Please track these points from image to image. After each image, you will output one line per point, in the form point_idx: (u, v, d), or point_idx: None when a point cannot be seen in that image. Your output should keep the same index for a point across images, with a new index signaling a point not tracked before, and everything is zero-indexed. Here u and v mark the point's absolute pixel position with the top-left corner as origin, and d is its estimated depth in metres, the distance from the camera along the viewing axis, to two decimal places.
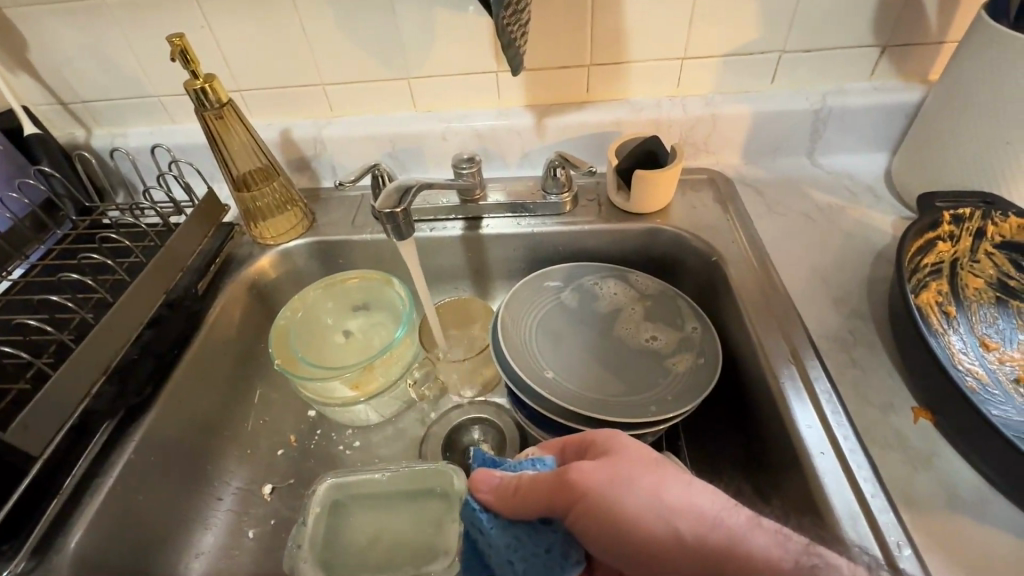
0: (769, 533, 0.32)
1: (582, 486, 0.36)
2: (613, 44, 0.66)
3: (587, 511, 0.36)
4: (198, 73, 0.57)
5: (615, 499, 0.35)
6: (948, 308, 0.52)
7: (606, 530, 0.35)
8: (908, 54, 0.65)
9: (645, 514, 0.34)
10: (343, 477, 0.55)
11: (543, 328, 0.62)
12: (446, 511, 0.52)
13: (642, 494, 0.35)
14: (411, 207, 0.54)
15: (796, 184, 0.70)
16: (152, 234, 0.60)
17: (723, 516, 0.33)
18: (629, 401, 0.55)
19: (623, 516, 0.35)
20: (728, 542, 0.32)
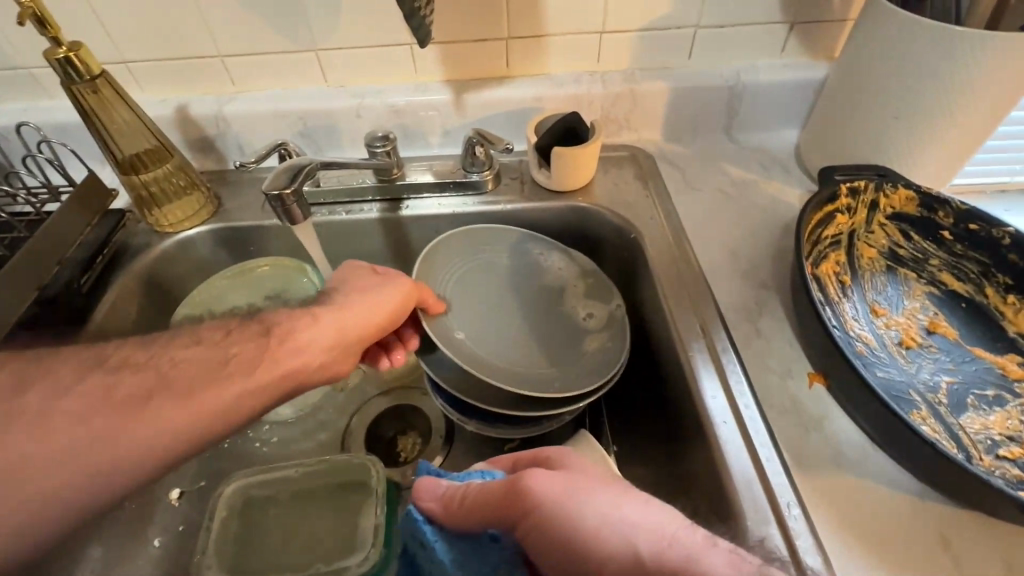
0: (725, 554, 0.29)
1: (534, 496, 0.35)
2: (529, 16, 0.63)
3: (534, 524, 0.35)
4: (61, 40, 0.51)
5: (568, 508, 0.34)
6: (845, 277, 0.54)
7: (557, 544, 0.33)
8: (814, 32, 0.67)
9: (593, 531, 0.33)
10: (252, 476, 0.52)
11: (460, 289, 0.60)
12: (366, 502, 0.50)
13: (597, 506, 0.34)
14: (303, 188, 0.50)
15: (714, 160, 0.72)
16: (20, 225, 0.54)
17: (679, 535, 0.31)
18: (538, 375, 0.54)
19: (575, 528, 0.33)
20: (683, 561, 0.29)
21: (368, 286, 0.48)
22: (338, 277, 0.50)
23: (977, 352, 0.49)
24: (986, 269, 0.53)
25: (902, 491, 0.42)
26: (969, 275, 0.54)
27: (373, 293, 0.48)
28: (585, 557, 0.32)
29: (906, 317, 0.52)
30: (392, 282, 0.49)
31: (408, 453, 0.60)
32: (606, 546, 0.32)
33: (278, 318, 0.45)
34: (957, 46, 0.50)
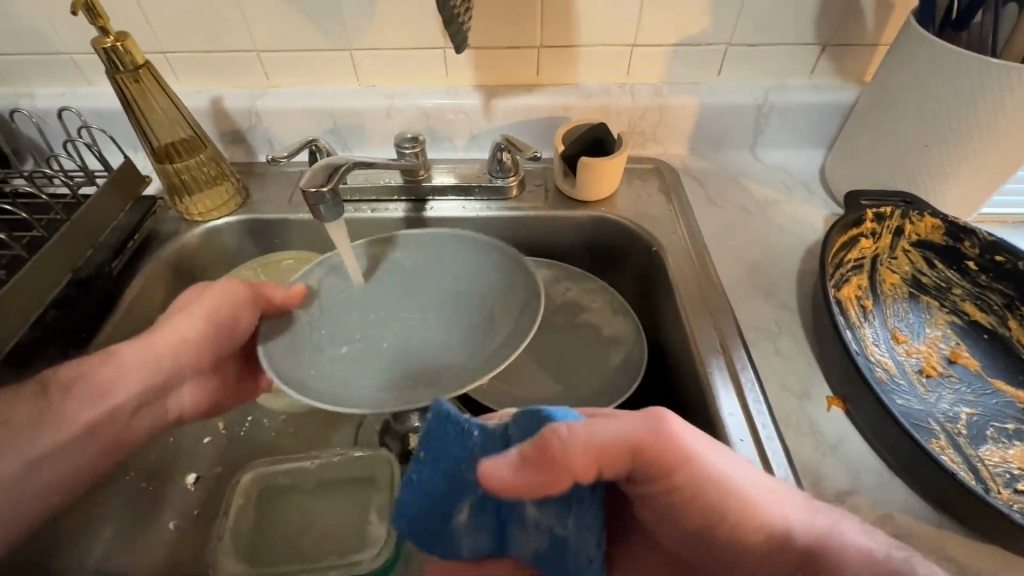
0: (852, 527, 0.35)
1: (682, 451, 0.32)
2: (562, 26, 0.64)
3: (677, 485, 0.33)
4: (108, 30, 0.52)
5: (712, 467, 0.33)
6: (866, 301, 0.54)
7: (689, 504, 0.33)
8: (845, 54, 0.67)
9: (745, 498, 0.33)
10: (266, 466, 0.53)
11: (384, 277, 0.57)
12: (377, 499, 0.51)
13: (730, 468, 0.34)
14: (340, 186, 0.51)
15: (737, 177, 0.72)
16: (57, 206, 0.55)
17: (809, 513, 0.34)
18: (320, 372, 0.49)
19: (723, 486, 0.33)
20: (823, 534, 0.33)
21: (225, 299, 0.51)
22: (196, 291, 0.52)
23: (999, 385, 0.49)
24: (1010, 301, 0.53)
25: (919, 520, 0.42)
26: (993, 306, 0.54)
27: (169, 318, 0.50)
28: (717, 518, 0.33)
29: (927, 345, 0.52)
30: (229, 291, 0.51)
31: None
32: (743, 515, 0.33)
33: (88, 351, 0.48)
34: (990, 78, 0.50)
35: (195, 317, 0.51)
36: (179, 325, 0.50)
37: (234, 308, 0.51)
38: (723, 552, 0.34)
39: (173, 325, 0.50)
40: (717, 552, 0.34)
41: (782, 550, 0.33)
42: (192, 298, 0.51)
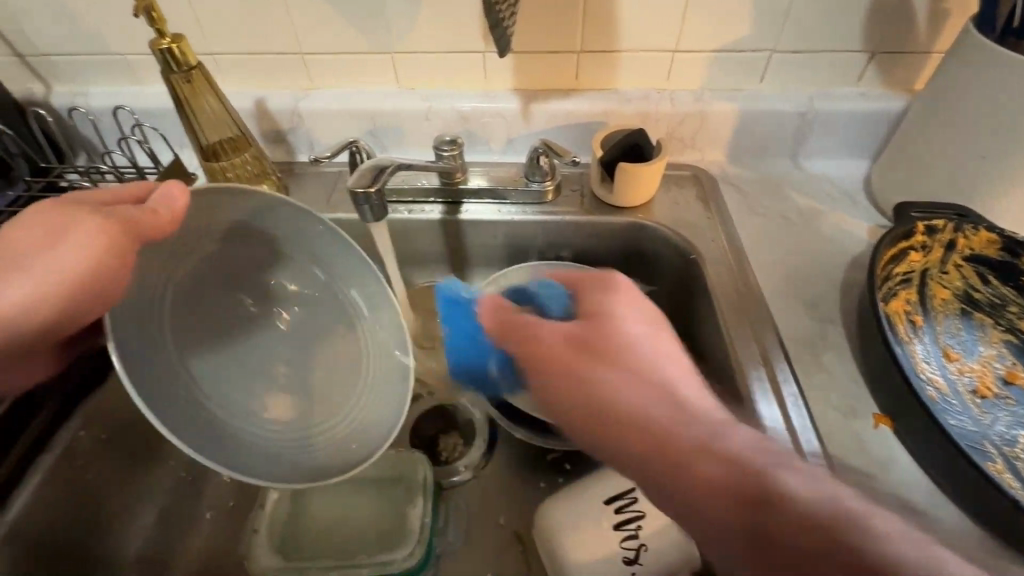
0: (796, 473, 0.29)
1: (606, 325, 0.37)
2: (604, 31, 0.64)
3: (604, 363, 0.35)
4: (165, 32, 0.54)
5: (636, 350, 0.35)
6: (916, 317, 0.53)
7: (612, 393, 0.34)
8: (895, 62, 0.65)
9: (655, 388, 0.33)
10: None
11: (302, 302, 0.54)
12: (411, 499, 0.51)
13: (667, 364, 0.35)
14: (385, 187, 0.53)
15: (777, 186, 0.70)
16: None
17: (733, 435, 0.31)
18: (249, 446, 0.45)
19: (633, 366, 0.35)
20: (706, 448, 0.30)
21: (86, 234, 0.39)
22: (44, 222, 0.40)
23: None
24: None
25: (971, 546, 0.40)
26: None
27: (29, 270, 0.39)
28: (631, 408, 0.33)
29: (982, 364, 0.50)
30: (94, 222, 0.39)
31: (450, 454, 0.60)
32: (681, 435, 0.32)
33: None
34: None
35: (51, 250, 0.39)
36: (34, 262, 0.39)
37: (109, 252, 0.39)
38: (654, 465, 0.31)
39: (25, 257, 0.39)
40: (650, 471, 0.31)
41: (736, 502, 0.28)
42: (43, 233, 0.40)
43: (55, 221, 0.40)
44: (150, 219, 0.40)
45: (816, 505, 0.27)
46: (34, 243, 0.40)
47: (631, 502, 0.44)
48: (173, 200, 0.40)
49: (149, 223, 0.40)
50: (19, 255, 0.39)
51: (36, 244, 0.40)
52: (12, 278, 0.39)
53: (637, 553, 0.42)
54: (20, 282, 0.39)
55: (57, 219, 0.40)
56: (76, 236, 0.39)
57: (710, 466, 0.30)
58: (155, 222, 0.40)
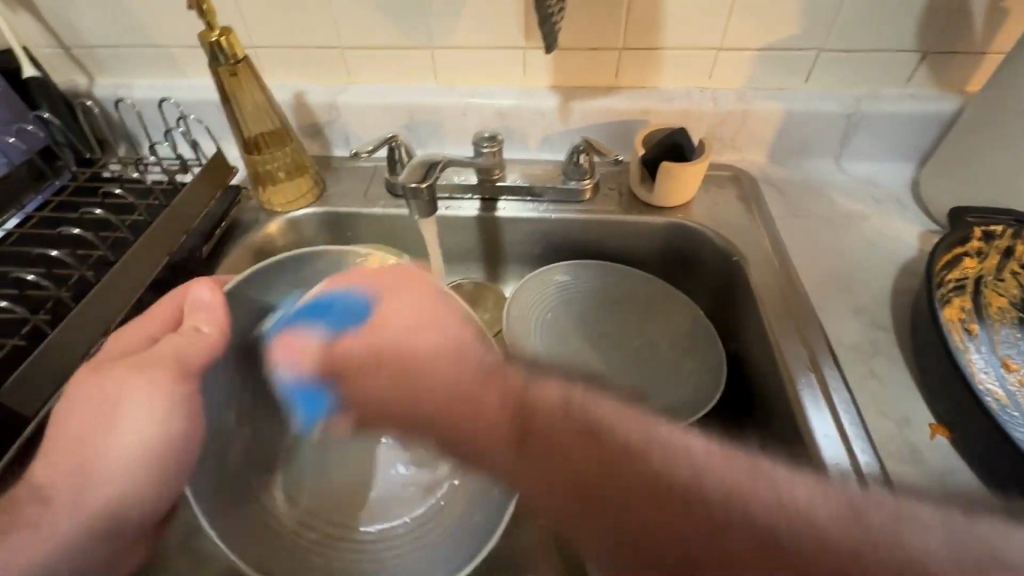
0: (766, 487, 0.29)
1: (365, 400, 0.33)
2: (648, 28, 0.63)
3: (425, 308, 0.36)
4: (214, 24, 0.54)
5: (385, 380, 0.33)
6: (971, 325, 0.51)
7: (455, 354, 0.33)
8: (949, 62, 0.64)
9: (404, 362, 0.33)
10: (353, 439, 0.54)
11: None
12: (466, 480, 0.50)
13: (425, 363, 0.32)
14: (435, 182, 0.57)
15: (821, 188, 0.69)
16: (158, 192, 0.58)
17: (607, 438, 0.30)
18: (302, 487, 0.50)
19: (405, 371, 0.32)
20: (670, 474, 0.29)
21: (150, 389, 0.38)
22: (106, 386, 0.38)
23: None
24: None
25: None
26: None
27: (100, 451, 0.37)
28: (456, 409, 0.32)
29: None
30: (145, 375, 0.38)
31: None
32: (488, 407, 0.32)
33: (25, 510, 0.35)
34: None
35: (119, 425, 0.37)
36: (103, 441, 0.37)
37: (190, 399, 0.40)
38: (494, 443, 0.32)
39: (84, 448, 0.37)
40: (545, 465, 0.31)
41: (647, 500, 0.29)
42: (92, 409, 0.37)
43: (87, 397, 0.37)
44: (195, 346, 0.42)
45: (829, 527, 0.27)
46: (76, 438, 0.37)
47: None
48: (215, 317, 0.44)
49: (205, 349, 0.42)
50: (83, 452, 0.37)
51: (89, 430, 0.37)
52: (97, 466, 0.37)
53: None
54: (104, 468, 0.37)
55: (91, 388, 0.38)
56: (129, 399, 0.38)
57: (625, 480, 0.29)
58: (205, 348, 0.42)
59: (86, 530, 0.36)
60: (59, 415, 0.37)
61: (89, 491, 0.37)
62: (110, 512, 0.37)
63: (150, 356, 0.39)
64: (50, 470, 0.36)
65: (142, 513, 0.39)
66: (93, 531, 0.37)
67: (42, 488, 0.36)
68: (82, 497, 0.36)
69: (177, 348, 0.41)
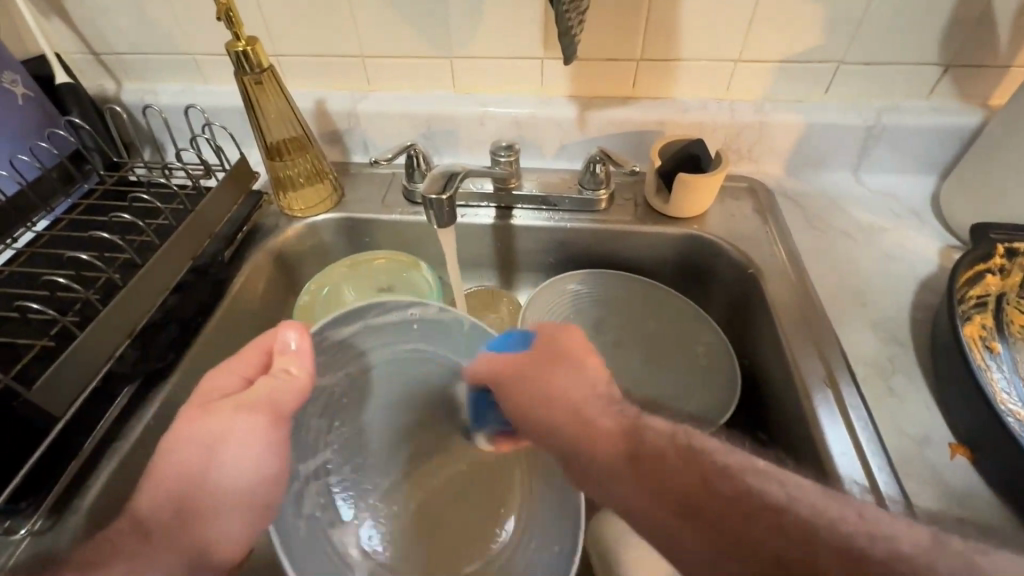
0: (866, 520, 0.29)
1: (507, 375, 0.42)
2: (666, 39, 0.63)
3: (573, 369, 0.41)
4: (241, 34, 0.55)
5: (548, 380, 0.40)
6: (992, 343, 0.51)
7: (570, 380, 0.40)
8: (970, 76, 0.63)
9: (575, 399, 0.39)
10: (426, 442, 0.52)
11: (400, 376, 0.50)
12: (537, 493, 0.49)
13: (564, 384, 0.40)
14: (454, 192, 0.58)
15: (839, 201, 0.68)
16: (182, 196, 0.60)
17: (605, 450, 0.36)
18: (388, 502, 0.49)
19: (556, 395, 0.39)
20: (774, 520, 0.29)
21: (248, 436, 0.38)
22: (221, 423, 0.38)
23: None
24: None
25: None
26: None
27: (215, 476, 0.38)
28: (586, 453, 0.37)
29: None
30: (244, 420, 0.38)
31: None
32: (602, 448, 0.36)
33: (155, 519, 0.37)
34: None
35: (217, 466, 0.38)
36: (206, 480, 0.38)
37: (282, 444, 0.39)
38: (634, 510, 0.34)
39: (186, 486, 0.37)
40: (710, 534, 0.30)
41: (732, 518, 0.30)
42: (198, 450, 0.37)
43: (196, 437, 0.38)
44: (285, 388, 0.39)
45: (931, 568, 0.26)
46: (178, 475, 0.37)
47: None
48: (307, 361, 0.40)
49: (297, 394, 0.40)
50: (185, 489, 0.37)
51: (194, 467, 0.38)
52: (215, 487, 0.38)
53: None
54: (200, 503, 0.38)
55: (197, 426, 0.38)
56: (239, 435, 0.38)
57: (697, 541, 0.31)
58: (297, 392, 0.40)
59: (176, 564, 0.36)
60: (161, 453, 0.38)
61: (189, 525, 0.37)
62: (201, 546, 0.37)
63: (247, 401, 0.38)
64: (154, 503, 0.37)
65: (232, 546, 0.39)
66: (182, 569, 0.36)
67: (148, 516, 0.37)
68: (183, 534, 0.37)
69: (271, 393, 0.39)
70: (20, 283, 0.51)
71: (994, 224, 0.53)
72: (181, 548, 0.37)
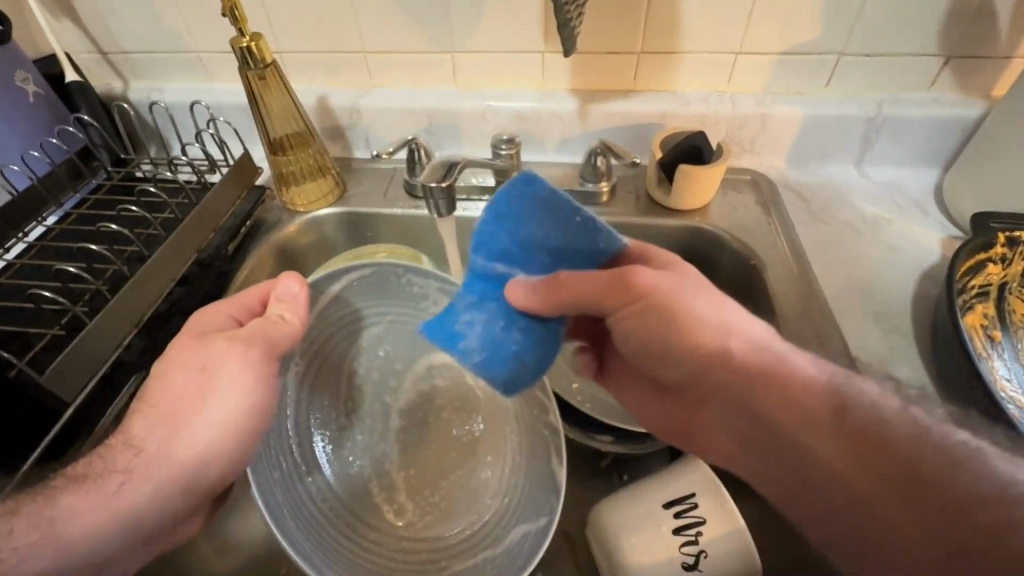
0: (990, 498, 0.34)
1: (640, 287, 0.42)
2: (667, 32, 0.63)
3: (685, 322, 0.42)
4: (245, 31, 0.56)
5: (678, 299, 0.42)
6: (994, 332, 0.51)
7: (681, 331, 0.42)
8: (972, 68, 0.63)
9: (694, 315, 0.42)
10: (435, 395, 0.55)
11: (391, 340, 0.55)
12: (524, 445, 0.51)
13: (708, 304, 0.42)
14: (454, 182, 0.59)
15: (842, 193, 0.69)
16: (187, 191, 0.61)
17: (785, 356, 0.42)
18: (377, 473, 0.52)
19: (689, 313, 0.42)
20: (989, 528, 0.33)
21: (240, 366, 0.41)
22: (203, 351, 0.41)
23: None
24: None
25: None
26: None
27: (203, 398, 0.40)
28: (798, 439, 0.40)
29: None
30: (240, 349, 0.41)
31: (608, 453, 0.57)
32: (803, 393, 0.40)
33: (140, 436, 0.38)
34: None
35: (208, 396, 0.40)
36: (200, 403, 0.40)
37: (269, 381, 0.42)
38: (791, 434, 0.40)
39: (176, 405, 0.39)
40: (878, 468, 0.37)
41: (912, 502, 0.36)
42: (191, 381, 0.40)
43: (195, 364, 0.40)
44: (279, 328, 0.43)
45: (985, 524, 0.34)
46: (174, 401, 0.39)
47: (692, 507, 0.43)
48: (301, 306, 0.45)
49: (290, 334, 0.43)
50: (177, 414, 0.39)
51: (187, 389, 0.40)
52: (195, 411, 0.39)
53: (696, 559, 0.42)
54: (187, 426, 0.39)
55: (195, 360, 0.41)
56: (223, 373, 0.40)
57: (902, 511, 0.36)
58: (291, 332, 0.43)
59: (164, 483, 0.38)
60: (160, 376, 0.40)
61: (175, 443, 0.39)
62: (188, 466, 0.39)
63: (243, 333, 0.42)
64: (145, 423, 0.39)
65: (215, 480, 0.40)
66: (164, 489, 0.38)
67: (136, 437, 0.38)
68: (162, 457, 0.38)
69: (265, 327, 0.42)
70: (32, 274, 0.52)
71: (986, 216, 0.52)
72: (150, 470, 0.37)
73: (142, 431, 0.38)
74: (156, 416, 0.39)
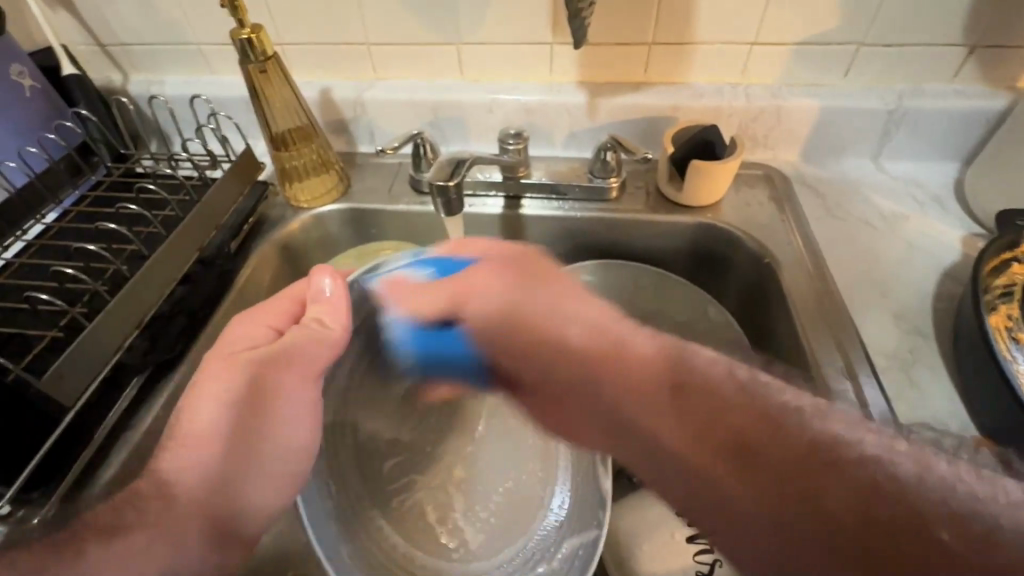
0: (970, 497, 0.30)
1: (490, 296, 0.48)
2: (680, 20, 0.61)
3: (548, 305, 0.46)
4: (245, 22, 0.54)
5: (533, 307, 0.46)
6: (1020, 334, 0.47)
7: (568, 309, 0.46)
8: (997, 59, 0.61)
9: (550, 331, 0.45)
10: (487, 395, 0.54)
11: None
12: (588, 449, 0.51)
13: (560, 322, 0.45)
14: (461, 179, 0.57)
15: (859, 188, 0.67)
16: (188, 187, 0.60)
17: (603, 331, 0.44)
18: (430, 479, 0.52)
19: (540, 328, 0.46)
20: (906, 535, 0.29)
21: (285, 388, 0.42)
22: (239, 376, 0.41)
23: None
24: None
25: None
26: None
27: (245, 427, 0.41)
28: (648, 429, 0.40)
29: None
30: (286, 371, 0.43)
31: None
32: (641, 367, 0.41)
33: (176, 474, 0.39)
34: None
35: (251, 422, 0.41)
36: (238, 433, 0.40)
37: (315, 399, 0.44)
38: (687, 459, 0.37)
39: (212, 436, 0.40)
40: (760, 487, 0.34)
41: (881, 507, 0.30)
42: (226, 408, 0.40)
43: (230, 389, 0.41)
44: (319, 341, 0.44)
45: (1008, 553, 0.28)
46: (211, 434, 0.40)
47: None
48: (340, 312, 0.45)
49: (331, 346, 0.44)
50: (212, 446, 0.40)
51: (224, 418, 0.40)
52: (236, 442, 0.40)
53: (711, 568, 0.42)
54: (229, 458, 0.40)
55: (233, 384, 0.41)
56: (265, 396, 0.42)
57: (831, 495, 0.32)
58: (331, 342, 0.44)
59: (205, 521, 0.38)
60: (190, 404, 0.40)
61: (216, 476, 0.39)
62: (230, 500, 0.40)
63: (282, 353, 0.43)
64: (180, 457, 0.39)
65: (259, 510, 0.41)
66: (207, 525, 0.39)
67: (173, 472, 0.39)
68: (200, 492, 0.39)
69: (306, 344, 0.43)
70: (30, 275, 0.52)
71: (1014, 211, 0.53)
72: (192, 510, 0.38)
73: (177, 468, 0.39)
74: (192, 451, 0.39)
